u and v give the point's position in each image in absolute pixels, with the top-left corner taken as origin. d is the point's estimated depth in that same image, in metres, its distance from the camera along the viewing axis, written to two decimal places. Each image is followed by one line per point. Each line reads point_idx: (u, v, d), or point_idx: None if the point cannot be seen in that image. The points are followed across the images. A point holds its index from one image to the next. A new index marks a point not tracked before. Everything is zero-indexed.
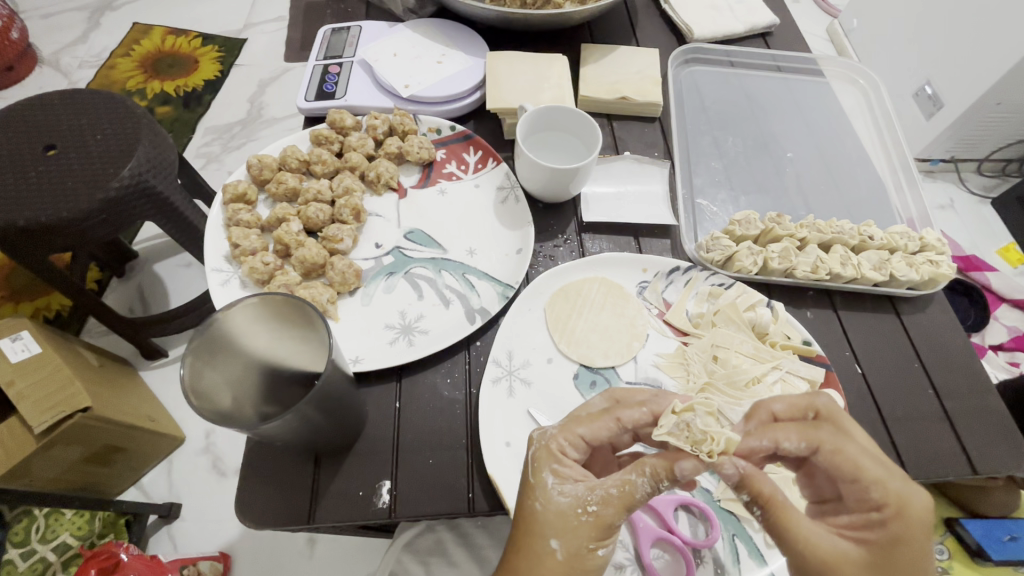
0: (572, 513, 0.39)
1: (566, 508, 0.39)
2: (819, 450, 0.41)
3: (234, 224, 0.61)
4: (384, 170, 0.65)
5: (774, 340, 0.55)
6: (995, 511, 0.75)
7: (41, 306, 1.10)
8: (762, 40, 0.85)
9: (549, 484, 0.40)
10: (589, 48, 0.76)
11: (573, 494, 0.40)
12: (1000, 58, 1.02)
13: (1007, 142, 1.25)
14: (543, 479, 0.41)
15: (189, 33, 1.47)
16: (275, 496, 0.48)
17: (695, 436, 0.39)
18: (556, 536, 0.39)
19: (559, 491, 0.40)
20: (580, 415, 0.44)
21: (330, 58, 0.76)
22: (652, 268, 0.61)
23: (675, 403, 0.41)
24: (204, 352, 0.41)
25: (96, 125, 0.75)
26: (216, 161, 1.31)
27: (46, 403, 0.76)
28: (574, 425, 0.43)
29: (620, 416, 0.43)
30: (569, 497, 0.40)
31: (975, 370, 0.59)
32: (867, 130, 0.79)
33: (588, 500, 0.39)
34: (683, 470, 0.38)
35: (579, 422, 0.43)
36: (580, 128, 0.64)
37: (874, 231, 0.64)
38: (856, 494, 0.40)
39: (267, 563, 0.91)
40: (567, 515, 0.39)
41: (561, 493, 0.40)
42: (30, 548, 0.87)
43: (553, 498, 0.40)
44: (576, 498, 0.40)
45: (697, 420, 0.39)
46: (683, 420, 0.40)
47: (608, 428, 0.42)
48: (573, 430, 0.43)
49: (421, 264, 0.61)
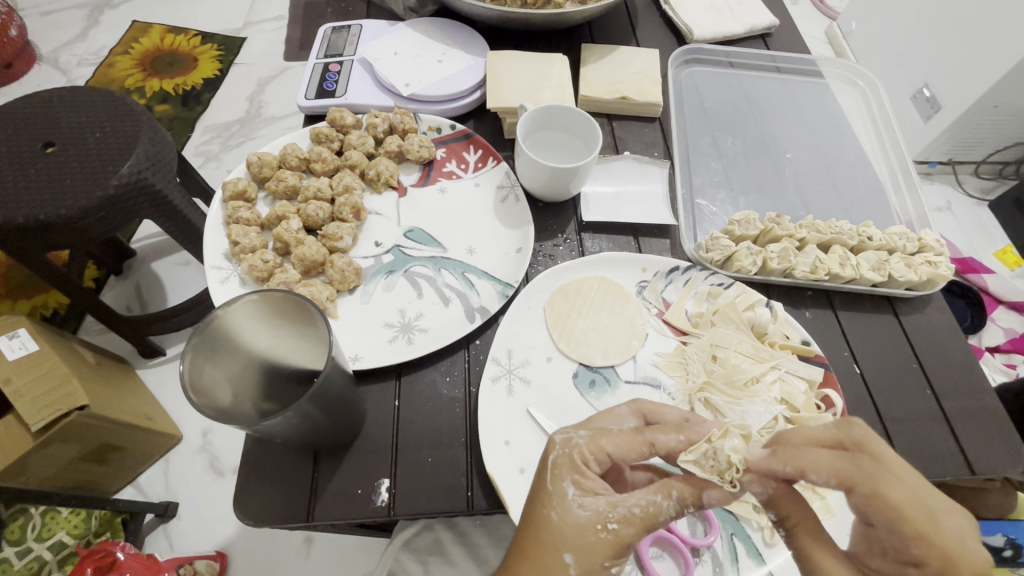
0: (591, 527, 0.39)
1: (585, 522, 0.39)
2: (852, 491, 0.36)
3: (234, 222, 0.61)
4: (384, 169, 0.65)
5: (773, 340, 0.55)
6: (991, 513, 0.76)
7: (38, 304, 1.09)
8: (762, 42, 0.85)
9: (570, 495, 0.40)
10: (589, 48, 0.77)
11: (594, 509, 0.39)
12: (998, 60, 1.02)
13: (1004, 144, 1.25)
14: (564, 489, 0.40)
15: (188, 31, 1.47)
16: (273, 494, 0.48)
17: (723, 468, 0.39)
18: (571, 551, 0.38)
19: (579, 504, 0.39)
20: (606, 430, 0.43)
21: (330, 57, 0.76)
22: (652, 267, 0.61)
23: (713, 431, 0.41)
24: (204, 349, 0.41)
25: (95, 122, 0.75)
26: (214, 159, 1.30)
27: (42, 400, 0.76)
28: (603, 441, 0.42)
29: (653, 441, 0.42)
30: (589, 511, 0.39)
31: (973, 372, 0.59)
32: (866, 131, 0.80)
33: (608, 517, 0.39)
34: (710, 497, 0.40)
35: (607, 438, 0.42)
36: (580, 127, 0.64)
37: (873, 231, 0.64)
38: (893, 544, 0.36)
39: (265, 563, 0.91)
40: (586, 531, 0.39)
41: (581, 506, 0.39)
42: (26, 547, 0.87)
43: (572, 510, 0.39)
44: (596, 513, 0.39)
45: (726, 449, 0.39)
46: (711, 449, 0.40)
47: (637, 450, 0.42)
48: (600, 443, 0.42)
49: (421, 263, 0.61)
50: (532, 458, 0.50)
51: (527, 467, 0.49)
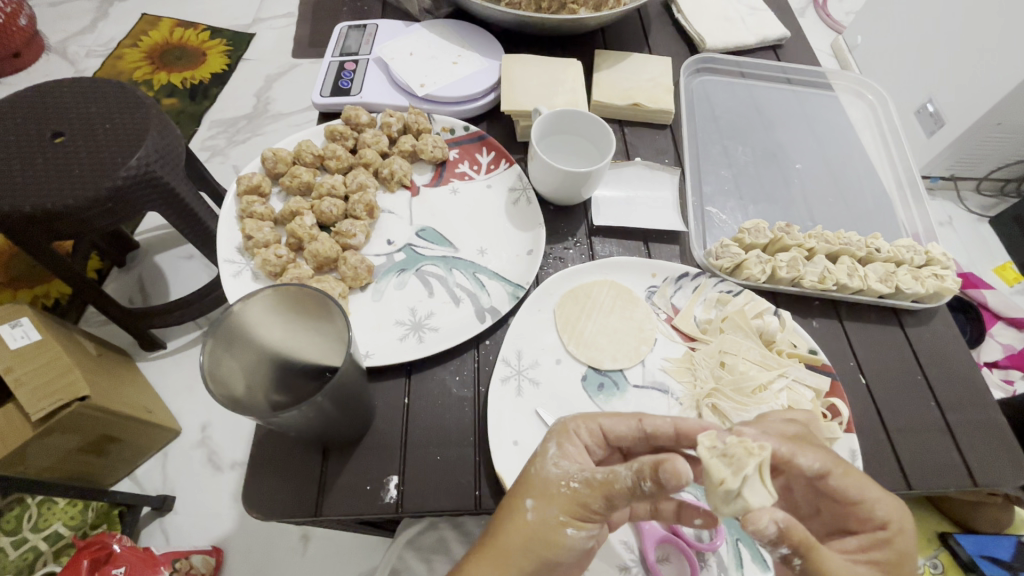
0: (556, 482, 0.40)
1: (553, 477, 0.40)
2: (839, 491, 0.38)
3: (248, 216, 0.62)
4: (397, 168, 0.65)
5: (781, 348, 0.56)
6: (989, 527, 0.76)
7: (40, 293, 1.09)
8: (773, 52, 0.86)
9: (550, 453, 0.42)
10: (603, 54, 0.77)
11: (565, 467, 0.41)
12: (1001, 79, 1.04)
13: (1006, 162, 1.27)
14: (547, 448, 0.42)
15: (198, 26, 1.48)
16: (283, 489, 0.48)
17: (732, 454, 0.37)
18: (534, 498, 0.40)
19: (554, 463, 0.41)
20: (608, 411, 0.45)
21: (346, 55, 0.76)
22: (662, 273, 0.61)
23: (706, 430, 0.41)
24: (222, 339, 0.42)
25: (106, 113, 0.75)
26: (220, 154, 1.31)
27: (43, 390, 0.76)
28: (597, 416, 0.44)
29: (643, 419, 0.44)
30: (560, 469, 0.40)
31: (977, 386, 0.59)
32: (874, 144, 0.80)
33: (574, 476, 0.40)
34: (666, 472, 0.35)
35: (604, 415, 0.44)
36: (593, 133, 0.65)
37: (881, 243, 0.65)
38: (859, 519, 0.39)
39: (259, 559, 0.90)
40: (551, 484, 0.40)
41: (555, 465, 0.41)
42: (22, 537, 0.86)
43: (546, 465, 0.41)
44: (565, 472, 0.40)
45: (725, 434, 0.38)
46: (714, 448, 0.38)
47: (627, 424, 0.43)
48: (596, 419, 0.44)
49: (432, 262, 0.61)
50: None
51: None
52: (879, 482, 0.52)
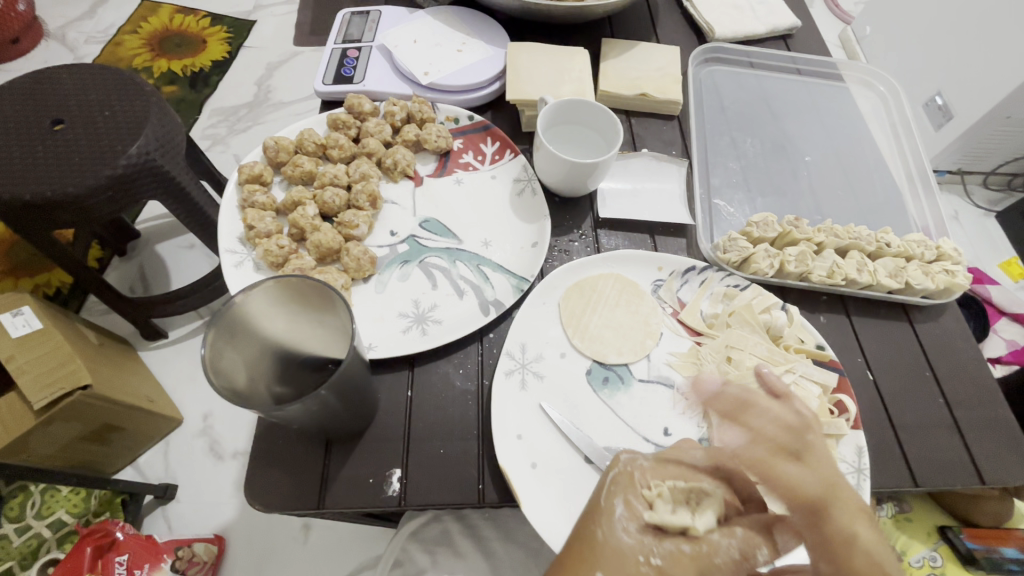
0: (631, 556, 0.36)
1: (626, 549, 0.36)
2: None
3: (249, 206, 0.61)
4: (400, 158, 0.64)
5: (789, 343, 0.55)
6: (989, 522, 0.76)
7: (41, 282, 1.09)
8: (783, 42, 0.85)
9: (617, 514, 0.38)
10: (610, 43, 0.76)
11: (638, 537, 0.36)
12: (1010, 71, 1.02)
13: (1013, 157, 1.25)
14: (612, 507, 0.38)
15: (198, 13, 1.46)
16: (285, 482, 0.47)
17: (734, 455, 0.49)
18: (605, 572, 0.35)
19: (624, 528, 0.37)
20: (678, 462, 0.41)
21: (349, 42, 0.75)
22: (668, 267, 0.60)
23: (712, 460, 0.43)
24: (225, 332, 0.41)
25: (106, 100, 0.74)
26: (221, 143, 1.29)
27: (45, 378, 0.75)
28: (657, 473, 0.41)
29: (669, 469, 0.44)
30: (632, 538, 0.36)
31: (986, 382, 0.59)
32: (884, 135, 0.79)
33: (654, 551, 0.36)
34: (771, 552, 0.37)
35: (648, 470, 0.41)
36: (602, 123, 0.63)
37: (892, 238, 0.64)
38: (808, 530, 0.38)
39: (262, 547, 0.90)
40: (626, 557, 0.36)
41: (626, 531, 0.37)
42: (26, 524, 0.86)
43: (616, 532, 0.37)
44: (640, 543, 0.36)
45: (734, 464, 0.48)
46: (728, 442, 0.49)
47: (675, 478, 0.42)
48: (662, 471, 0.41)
49: (436, 254, 0.60)
50: (545, 454, 0.49)
51: (539, 462, 0.49)
52: (885, 479, 0.52)
